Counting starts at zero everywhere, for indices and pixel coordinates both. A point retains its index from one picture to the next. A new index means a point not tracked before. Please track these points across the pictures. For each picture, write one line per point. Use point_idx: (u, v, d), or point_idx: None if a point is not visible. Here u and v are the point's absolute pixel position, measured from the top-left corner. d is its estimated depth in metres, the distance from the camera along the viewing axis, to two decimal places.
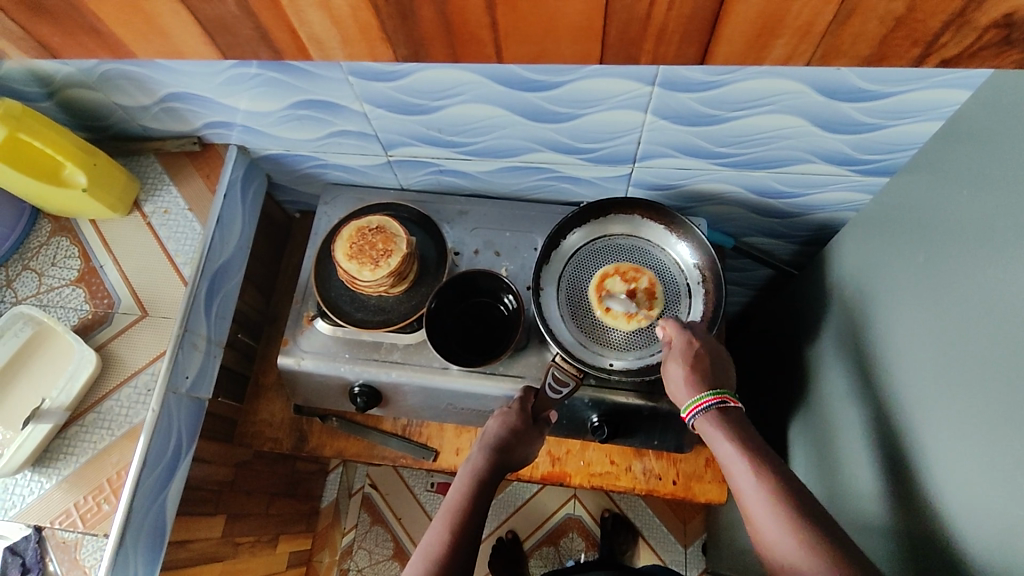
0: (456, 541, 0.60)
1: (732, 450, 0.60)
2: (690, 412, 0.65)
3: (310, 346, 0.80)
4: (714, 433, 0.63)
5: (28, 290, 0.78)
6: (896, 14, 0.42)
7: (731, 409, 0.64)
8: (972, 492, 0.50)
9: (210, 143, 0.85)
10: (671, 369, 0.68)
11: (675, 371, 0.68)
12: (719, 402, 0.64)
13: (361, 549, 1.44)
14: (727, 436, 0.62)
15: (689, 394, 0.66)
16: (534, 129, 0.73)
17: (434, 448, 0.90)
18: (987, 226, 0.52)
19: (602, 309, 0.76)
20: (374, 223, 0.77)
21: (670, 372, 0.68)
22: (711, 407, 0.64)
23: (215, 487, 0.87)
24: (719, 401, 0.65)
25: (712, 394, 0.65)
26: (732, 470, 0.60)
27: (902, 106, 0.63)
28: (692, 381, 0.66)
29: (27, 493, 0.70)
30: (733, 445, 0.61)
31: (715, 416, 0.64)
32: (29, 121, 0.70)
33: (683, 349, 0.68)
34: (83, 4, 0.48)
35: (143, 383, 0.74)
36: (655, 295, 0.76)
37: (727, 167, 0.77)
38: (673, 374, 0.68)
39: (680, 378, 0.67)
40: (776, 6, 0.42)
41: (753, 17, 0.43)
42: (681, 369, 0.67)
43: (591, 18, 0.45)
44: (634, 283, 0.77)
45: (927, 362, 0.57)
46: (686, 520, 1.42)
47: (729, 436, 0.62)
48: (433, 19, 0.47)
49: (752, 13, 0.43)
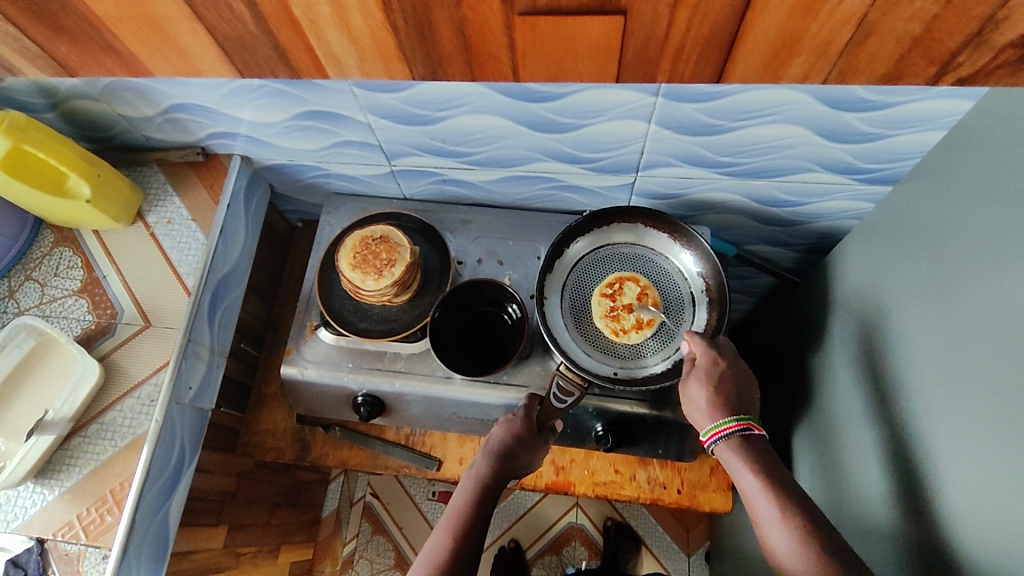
0: (461, 547, 0.59)
1: (753, 481, 0.60)
2: (710, 438, 0.65)
3: (313, 356, 0.80)
4: (736, 462, 0.63)
5: (30, 301, 0.78)
6: (914, 34, 0.42)
7: (753, 436, 0.64)
8: (978, 502, 0.50)
9: (213, 154, 0.85)
10: (692, 390, 0.68)
11: (697, 394, 0.68)
12: (742, 428, 0.64)
13: (362, 558, 1.43)
14: (750, 467, 0.61)
15: (711, 419, 0.66)
16: (538, 139, 0.73)
17: (438, 457, 0.90)
18: (991, 237, 0.52)
19: (602, 292, 0.78)
20: (378, 232, 0.77)
21: (692, 394, 0.68)
22: (733, 434, 0.64)
23: (218, 498, 0.87)
24: (742, 428, 0.64)
25: (735, 420, 0.65)
26: (752, 501, 0.60)
27: (905, 116, 0.64)
28: (714, 406, 0.66)
29: (29, 505, 0.69)
30: (755, 476, 0.61)
31: (737, 443, 0.64)
32: (34, 132, 0.70)
33: (707, 370, 0.68)
34: (104, 23, 0.49)
35: (147, 394, 0.73)
36: (643, 326, 0.76)
37: (730, 176, 0.77)
38: (694, 396, 0.68)
39: (701, 401, 0.67)
40: (795, 26, 0.42)
41: (772, 37, 0.43)
42: (703, 391, 0.67)
43: (610, 39, 0.45)
44: (638, 299, 0.77)
45: (933, 371, 0.57)
46: (688, 527, 1.42)
47: (750, 467, 0.61)
48: (453, 39, 0.47)
49: (771, 33, 0.43)
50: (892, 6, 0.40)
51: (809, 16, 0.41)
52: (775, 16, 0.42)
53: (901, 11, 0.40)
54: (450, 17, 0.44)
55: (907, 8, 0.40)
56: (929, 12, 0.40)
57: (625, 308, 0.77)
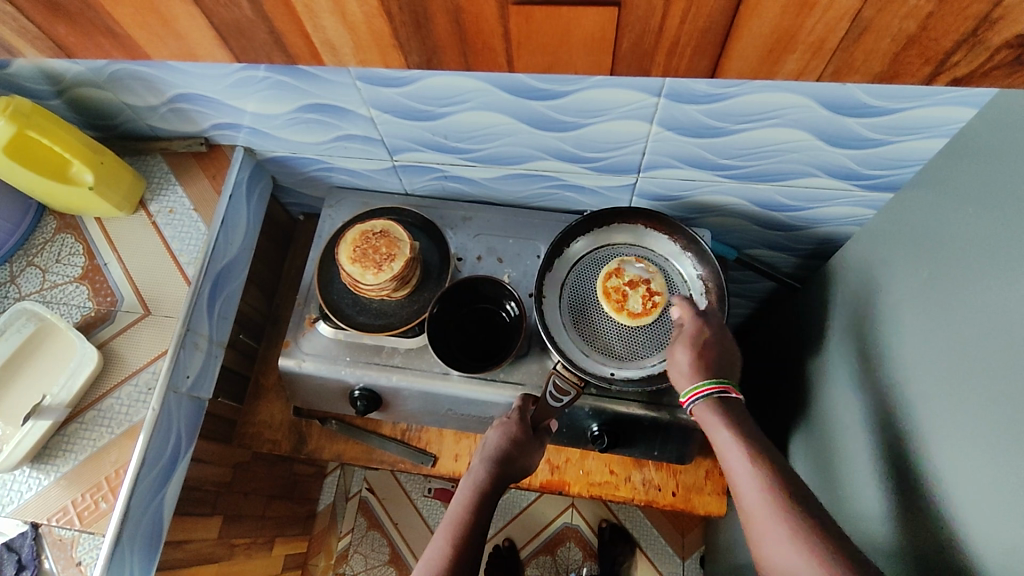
0: (460, 553, 0.59)
1: (726, 435, 0.61)
2: (689, 398, 0.65)
3: (311, 349, 0.80)
4: (711, 418, 0.63)
5: (32, 286, 0.79)
6: (909, 33, 0.42)
7: (731, 398, 0.64)
8: (976, 509, 0.50)
9: (216, 144, 0.86)
10: (677, 355, 0.67)
11: (682, 357, 0.67)
12: (719, 390, 0.64)
13: (358, 553, 1.44)
14: (725, 424, 0.62)
15: (691, 380, 0.65)
16: (539, 137, 0.73)
17: (433, 453, 0.90)
18: (990, 245, 0.52)
19: (658, 290, 0.76)
20: (378, 227, 0.77)
21: (676, 357, 0.67)
22: (712, 395, 0.64)
23: (213, 487, 0.87)
24: (720, 390, 0.64)
25: (713, 381, 0.64)
26: (725, 454, 0.61)
27: (908, 122, 0.63)
28: (697, 369, 0.66)
29: (25, 489, 0.70)
30: (730, 432, 0.61)
31: (715, 403, 0.63)
32: (39, 119, 0.70)
33: (693, 335, 0.68)
34: (104, 6, 0.49)
35: (145, 382, 0.74)
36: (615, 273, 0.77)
37: (732, 180, 0.77)
38: (678, 360, 0.67)
39: (684, 363, 0.66)
40: (790, 22, 0.42)
41: (766, 34, 0.43)
42: (686, 354, 0.67)
43: (605, 30, 0.45)
44: (637, 291, 0.76)
45: (931, 377, 0.57)
46: (684, 532, 1.41)
47: (727, 423, 0.62)
48: (448, 28, 0.47)
49: (765, 29, 0.43)
50: (886, 3, 0.40)
51: (804, 12, 0.41)
52: (770, 13, 0.42)
53: (895, 9, 0.40)
54: (445, 6, 0.45)
55: (901, 5, 0.40)
56: (924, 10, 0.40)
57: (633, 284, 0.77)
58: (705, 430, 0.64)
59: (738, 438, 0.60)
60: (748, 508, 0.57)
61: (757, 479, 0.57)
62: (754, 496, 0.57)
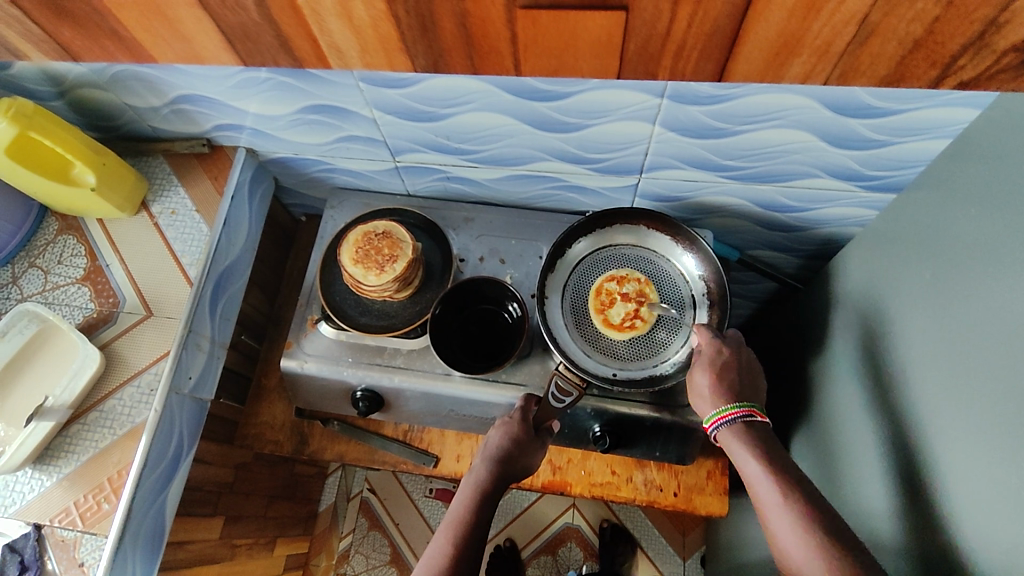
0: (460, 552, 0.59)
1: (755, 467, 0.61)
2: (712, 424, 0.66)
3: (313, 350, 0.80)
4: (739, 448, 0.63)
5: (34, 287, 0.79)
6: (915, 37, 0.42)
7: (756, 423, 0.65)
8: (980, 510, 0.50)
9: (218, 146, 0.86)
10: (697, 378, 0.68)
11: (702, 380, 0.68)
12: (744, 415, 0.65)
13: (358, 554, 1.44)
14: (752, 454, 0.62)
15: (714, 405, 0.66)
16: (542, 138, 0.73)
17: (435, 454, 0.90)
18: (994, 247, 0.52)
19: (643, 317, 0.76)
20: (380, 228, 0.77)
21: (697, 380, 0.68)
22: (736, 420, 0.65)
23: (215, 488, 0.87)
24: (745, 415, 0.65)
25: (738, 407, 0.65)
26: (755, 487, 0.61)
27: (912, 123, 0.63)
28: (719, 393, 0.67)
29: (27, 491, 0.70)
30: (757, 463, 0.61)
31: (741, 429, 0.64)
32: (40, 120, 0.70)
33: (712, 358, 0.68)
34: (109, 9, 0.49)
35: (147, 383, 0.74)
36: (618, 276, 0.79)
37: (734, 181, 0.77)
38: (698, 383, 0.68)
39: (705, 387, 0.67)
40: (797, 25, 0.42)
41: (773, 37, 0.43)
42: (707, 378, 0.68)
43: (611, 34, 0.45)
44: (629, 304, 0.77)
45: (935, 379, 0.57)
46: (684, 532, 1.42)
47: (755, 455, 0.61)
48: (454, 32, 0.47)
49: (772, 33, 0.43)
50: (893, 7, 0.40)
51: (811, 16, 0.41)
52: (777, 17, 0.42)
53: (902, 12, 0.40)
54: (452, 10, 0.45)
55: (908, 9, 0.40)
56: (931, 14, 0.40)
57: (628, 297, 0.77)
58: (733, 458, 0.64)
59: (767, 470, 0.60)
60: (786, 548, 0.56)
61: (792, 515, 0.56)
62: (791, 535, 0.56)
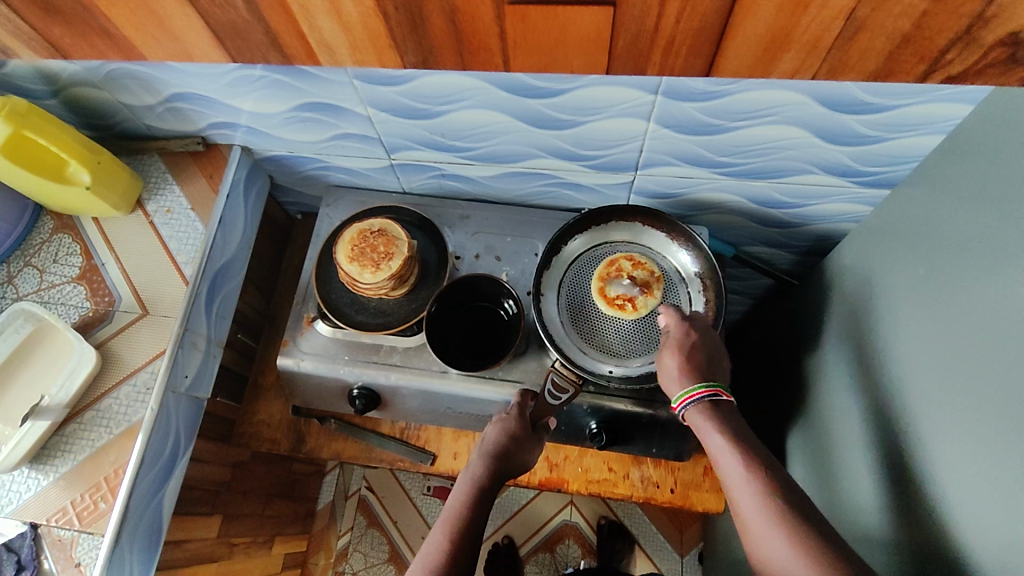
0: (457, 549, 0.59)
1: (719, 439, 0.61)
2: (680, 403, 0.65)
3: (309, 348, 0.80)
4: (703, 422, 0.63)
5: (29, 287, 0.79)
6: (903, 32, 0.42)
7: (722, 402, 0.64)
8: (971, 504, 0.50)
9: (213, 143, 0.86)
10: (665, 359, 0.68)
11: (670, 362, 0.67)
12: (710, 394, 0.64)
13: (357, 551, 1.44)
14: (716, 427, 0.62)
15: (681, 385, 0.66)
16: (536, 135, 0.74)
17: (432, 451, 0.90)
18: (986, 241, 0.52)
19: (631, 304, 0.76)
20: (376, 226, 0.78)
21: (664, 361, 0.68)
22: (702, 400, 0.64)
23: (212, 487, 0.87)
24: (711, 394, 0.64)
25: (704, 386, 0.65)
26: (719, 459, 0.61)
27: (905, 119, 0.64)
28: (686, 373, 0.66)
29: (23, 490, 0.70)
30: (722, 435, 0.61)
31: (706, 407, 0.64)
32: (34, 119, 0.70)
33: (679, 339, 0.68)
34: (99, 7, 0.49)
35: (143, 382, 0.74)
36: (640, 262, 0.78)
37: (729, 177, 0.77)
38: (666, 364, 0.68)
39: (673, 368, 0.67)
40: (785, 20, 0.42)
41: (761, 34, 0.44)
42: (674, 359, 0.67)
43: (601, 30, 0.45)
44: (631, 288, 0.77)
45: (927, 374, 0.57)
46: (682, 528, 1.42)
47: (719, 428, 0.62)
48: (444, 27, 0.47)
49: (760, 31, 0.43)
50: (881, 2, 0.40)
51: (799, 11, 0.41)
52: (765, 12, 0.42)
53: (890, 7, 0.40)
54: (441, 6, 0.45)
55: (895, 5, 0.40)
56: (918, 9, 0.40)
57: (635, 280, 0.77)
58: (698, 434, 0.64)
59: (731, 442, 0.60)
60: (747, 520, 0.56)
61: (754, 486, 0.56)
62: (752, 505, 0.56)
